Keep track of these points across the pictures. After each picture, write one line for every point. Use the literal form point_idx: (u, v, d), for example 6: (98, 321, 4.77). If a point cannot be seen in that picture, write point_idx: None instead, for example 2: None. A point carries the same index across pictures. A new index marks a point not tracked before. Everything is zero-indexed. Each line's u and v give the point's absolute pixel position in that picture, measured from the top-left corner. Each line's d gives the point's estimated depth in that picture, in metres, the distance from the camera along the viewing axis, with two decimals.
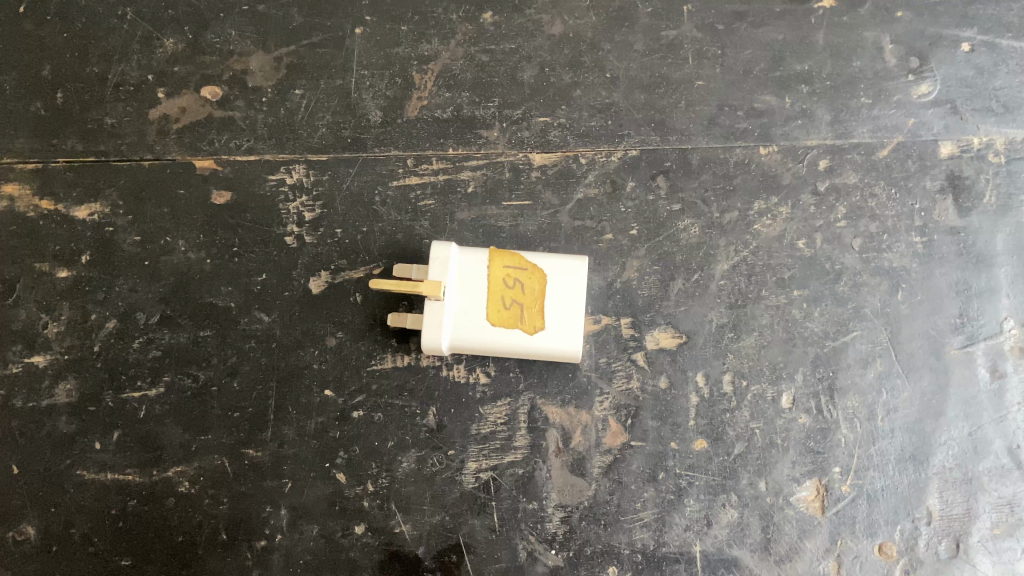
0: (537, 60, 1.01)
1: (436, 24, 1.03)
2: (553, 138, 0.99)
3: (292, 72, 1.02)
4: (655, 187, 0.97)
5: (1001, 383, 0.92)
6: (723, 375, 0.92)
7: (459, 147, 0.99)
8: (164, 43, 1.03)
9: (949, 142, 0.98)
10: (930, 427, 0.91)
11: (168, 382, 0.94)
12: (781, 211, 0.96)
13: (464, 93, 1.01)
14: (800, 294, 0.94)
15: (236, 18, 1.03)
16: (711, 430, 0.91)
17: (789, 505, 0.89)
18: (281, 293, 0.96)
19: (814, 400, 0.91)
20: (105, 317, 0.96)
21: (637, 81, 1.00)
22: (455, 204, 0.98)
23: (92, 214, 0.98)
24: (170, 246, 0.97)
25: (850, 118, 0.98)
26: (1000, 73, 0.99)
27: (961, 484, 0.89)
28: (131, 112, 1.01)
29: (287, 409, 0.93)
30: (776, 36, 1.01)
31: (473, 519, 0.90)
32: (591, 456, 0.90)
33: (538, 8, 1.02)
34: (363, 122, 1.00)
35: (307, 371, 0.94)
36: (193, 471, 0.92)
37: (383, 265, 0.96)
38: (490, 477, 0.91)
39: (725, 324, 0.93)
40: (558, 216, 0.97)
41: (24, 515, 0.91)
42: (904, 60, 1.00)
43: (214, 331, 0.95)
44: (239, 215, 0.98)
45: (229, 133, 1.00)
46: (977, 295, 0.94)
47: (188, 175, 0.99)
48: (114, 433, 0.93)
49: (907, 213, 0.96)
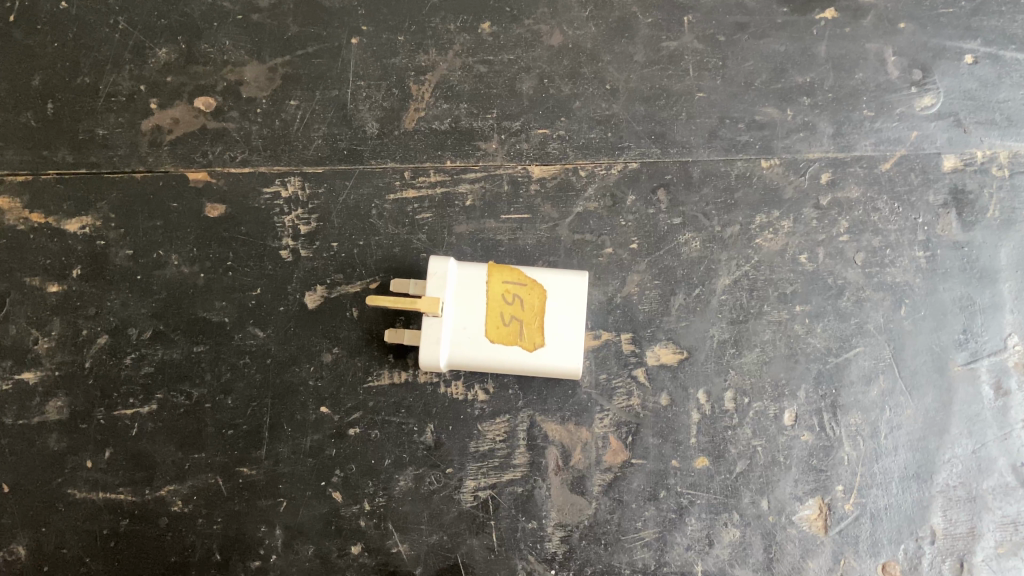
0: (536, 71, 1.00)
1: (433, 34, 1.01)
2: (552, 150, 0.98)
3: (288, 83, 1.01)
4: (656, 201, 0.96)
5: (1006, 400, 0.91)
6: (725, 392, 0.91)
7: (457, 160, 0.98)
8: (157, 53, 1.01)
9: (953, 156, 0.97)
10: (934, 444, 0.90)
11: (161, 399, 0.92)
12: (783, 225, 0.95)
13: (461, 104, 1.00)
14: (803, 309, 0.93)
15: (230, 28, 1.02)
16: (712, 447, 0.90)
17: (792, 524, 0.88)
18: (276, 308, 0.94)
19: (817, 417, 0.90)
20: (97, 332, 0.94)
21: (638, 93, 0.99)
22: (452, 217, 0.96)
23: (84, 227, 0.96)
24: (163, 260, 0.96)
25: (852, 131, 0.97)
26: (1003, 86, 0.98)
27: (965, 503, 0.88)
28: (123, 123, 0.99)
29: (282, 427, 0.91)
30: (777, 47, 1.00)
31: (472, 539, 0.89)
32: (591, 474, 0.89)
33: (536, 19, 1.01)
34: (359, 134, 0.99)
35: (302, 388, 0.92)
36: (186, 490, 0.91)
37: (379, 279, 0.95)
38: (489, 496, 0.89)
39: (727, 339, 0.92)
40: (557, 229, 0.95)
41: (15, 535, 0.90)
42: (907, 72, 0.99)
43: (208, 347, 0.94)
44: (233, 228, 0.96)
45: (223, 145, 0.99)
46: (980, 311, 0.93)
47: (182, 188, 0.97)
48: (106, 451, 0.91)
49: (910, 227, 0.95)
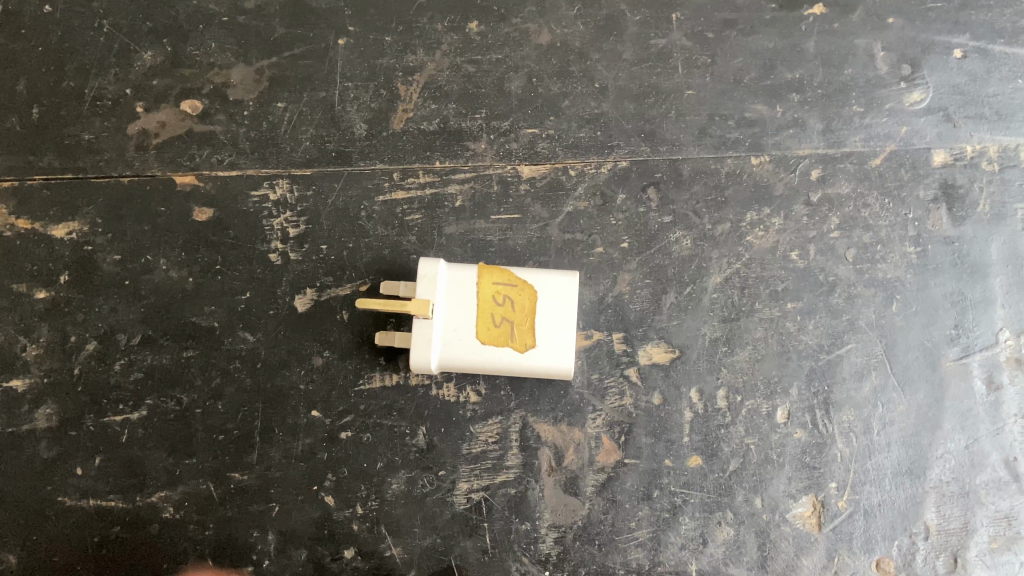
0: (524, 70, 1.00)
1: (421, 34, 1.01)
2: (542, 149, 0.97)
3: (275, 85, 1.00)
4: (646, 200, 0.95)
5: (998, 395, 0.91)
6: (717, 390, 0.91)
7: (446, 161, 0.97)
8: (142, 56, 1.00)
9: (943, 151, 0.97)
10: (927, 440, 0.89)
11: (150, 405, 0.92)
12: (773, 223, 0.95)
13: (450, 105, 0.99)
14: (794, 306, 0.93)
15: (216, 30, 1.01)
16: (706, 446, 0.89)
17: (785, 522, 0.88)
18: (266, 311, 0.94)
19: (810, 414, 0.90)
20: (85, 339, 0.93)
21: (627, 91, 0.99)
22: (442, 218, 0.96)
23: (71, 233, 0.95)
24: (151, 265, 0.95)
25: (842, 127, 0.97)
26: (993, 80, 0.98)
27: (958, 498, 0.88)
28: (109, 127, 0.99)
29: (274, 431, 0.91)
30: (766, 43, 0.99)
31: (465, 541, 0.88)
32: (584, 475, 0.89)
33: (523, 17, 1.01)
34: (348, 135, 0.98)
35: (293, 392, 0.92)
36: (178, 496, 0.90)
37: (369, 281, 0.94)
38: (482, 498, 0.89)
39: (719, 338, 0.92)
40: (547, 229, 0.95)
41: (5, 544, 0.89)
42: (896, 67, 0.99)
43: (198, 351, 0.93)
44: (222, 232, 0.96)
45: (210, 148, 0.98)
46: (972, 306, 0.93)
47: (169, 192, 0.97)
48: (96, 458, 0.91)
49: (901, 223, 0.95)
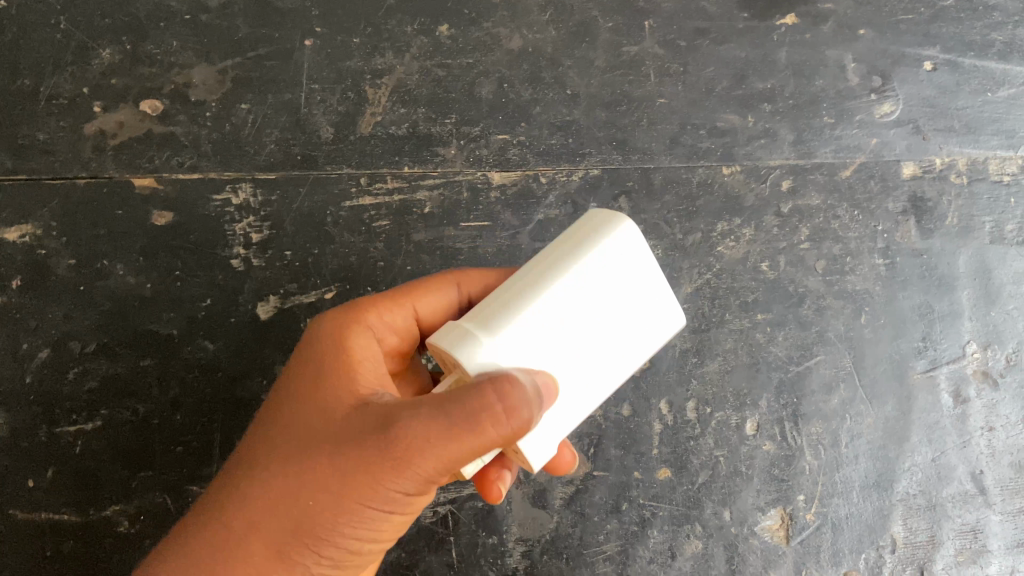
0: (495, 75, 0.98)
1: (390, 37, 0.99)
2: (513, 156, 0.96)
3: (238, 87, 0.97)
4: (617, 208, 0.94)
5: (964, 408, 0.91)
6: (687, 402, 0.89)
7: (415, 166, 0.95)
8: (101, 54, 0.98)
9: (912, 163, 0.97)
10: (894, 452, 0.89)
11: (106, 415, 0.88)
12: (744, 233, 0.94)
13: (419, 109, 0.97)
14: (764, 318, 0.92)
15: (178, 28, 0.99)
16: (675, 458, 0.88)
17: (754, 535, 0.87)
18: (227, 319, 0.91)
19: (778, 426, 0.89)
20: (37, 346, 0.90)
21: (599, 99, 0.98)
22: (411, 225, 0.94)
23: (23, 235, 0.92)
24: (107, 270, 0.92)
25: (812, 138, 0.97)
26: (961, 93, 1.00)
27: (925, 511, 0.88)
28: (65, 127, 0.95)
29: (234, 443, 0.88)
30: (738, 53, 1.00)
31: (431, 556, 0.85)
32: (553, 488, 0.87)
33: (495, 22, 1.00)
34: (314, 139, 0.96)
35: (254, 402, 0.89)
36: (133, 509, 0.86)
37: (335, 288, 0.92)
38: (449, 511, 0.86)
39: (689, 348, 0.90)
40: (518, 237, 0.93)
41: None
42: (866, 78, 1.00)
43: (156, 360, 0.90)
44: (182, 237, 0.93)
45: (170, 149, 0.95)
46: (940, 319, 0.93)
47: (127, 195, 0.94)
48: (48, 469, 0.87)
49: (870, 235, 0.95)
